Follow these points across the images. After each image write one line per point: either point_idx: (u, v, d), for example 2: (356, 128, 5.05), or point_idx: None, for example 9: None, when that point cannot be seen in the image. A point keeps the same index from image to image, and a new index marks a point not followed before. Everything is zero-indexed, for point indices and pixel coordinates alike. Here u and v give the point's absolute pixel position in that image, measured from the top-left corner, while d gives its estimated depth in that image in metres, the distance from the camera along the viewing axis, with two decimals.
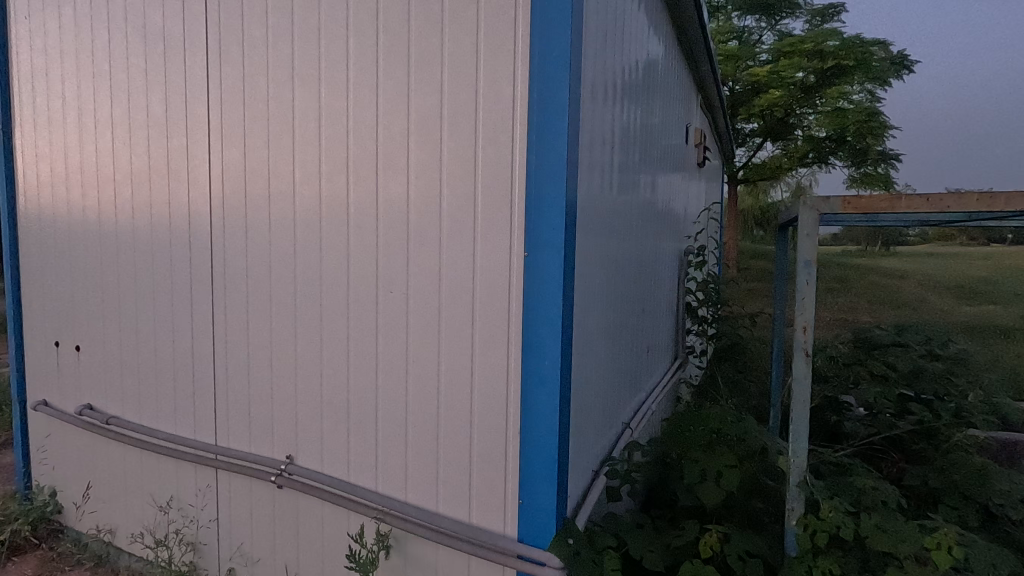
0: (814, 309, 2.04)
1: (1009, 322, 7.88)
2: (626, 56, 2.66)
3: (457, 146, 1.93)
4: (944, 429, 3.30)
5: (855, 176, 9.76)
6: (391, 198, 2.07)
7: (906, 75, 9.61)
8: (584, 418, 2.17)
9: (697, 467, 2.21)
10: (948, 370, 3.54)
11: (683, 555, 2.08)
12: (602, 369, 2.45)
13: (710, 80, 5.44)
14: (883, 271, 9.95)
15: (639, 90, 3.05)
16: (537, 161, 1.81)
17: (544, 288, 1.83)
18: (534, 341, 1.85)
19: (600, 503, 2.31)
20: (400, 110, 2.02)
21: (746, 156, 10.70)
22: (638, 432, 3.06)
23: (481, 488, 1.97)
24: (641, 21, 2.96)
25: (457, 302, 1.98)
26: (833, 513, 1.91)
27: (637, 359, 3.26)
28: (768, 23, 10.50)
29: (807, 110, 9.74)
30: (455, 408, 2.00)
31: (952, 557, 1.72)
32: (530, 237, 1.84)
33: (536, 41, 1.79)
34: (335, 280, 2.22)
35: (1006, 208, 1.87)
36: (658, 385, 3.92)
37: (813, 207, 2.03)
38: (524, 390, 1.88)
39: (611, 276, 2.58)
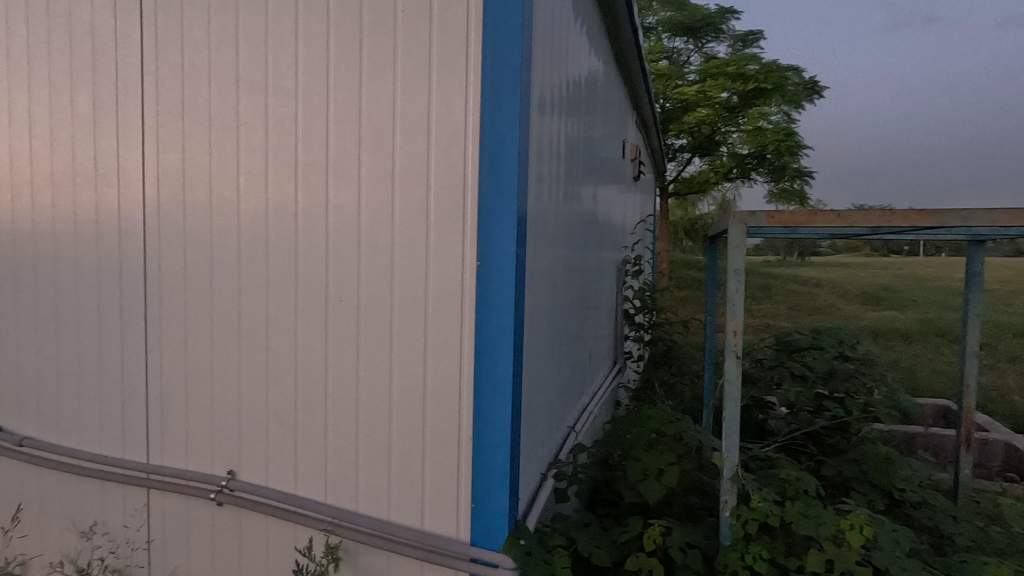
0: (743, 314, 2.20)
1: (908, 326, 8.68)
2: (568, 71, 2.80)
3: (410, 157, 1.96)
4: (856, 423, 3.62)
5: (774, 192, 10.43)
6: (342, 206, 2.07)
7: (817, 98, 10.45)
8: (533, 422, 2.24)
9: (640, 466, 2.32)
10: (857, 370, 3.91)
11: (629, 550, 2.17)
12: (549, 375, 2.54)
13: (644, 97, 5.74)
14: (800, 280, 10.78)
15: (581, 104, 3.20)
16: (489, 175, 1.88)
17: (495, 298, 1.89)
18: (487, 348, 1.90)
19: (548, 505, 2.38)
20: (352, 119, 2.03)
21: (677, 170, 11.29)
22: (582, 434, 3.18)
23: (435, 494, 1.99)
24: (582, 39, 3.11)
25: (410, 309, 2.00)
26: (762, 503, 2.07)
27: (581, 364, 3.39)
28: (695, 45, 11.11)
29: (731, 128, 10.39)
30: (408, 416, 2.02)
31: (863, 536, 1.90)
32: (482, 247, 1.90)
33: (489, 59, 1.86)
34: (282, 289, 2.18)
35: (904, 224, 2.10)
36: (600, 389, 4.07)
37: (741, 220, 2.21)
38: (478, 396, 1.92)
39: (556, 284, 2.68)
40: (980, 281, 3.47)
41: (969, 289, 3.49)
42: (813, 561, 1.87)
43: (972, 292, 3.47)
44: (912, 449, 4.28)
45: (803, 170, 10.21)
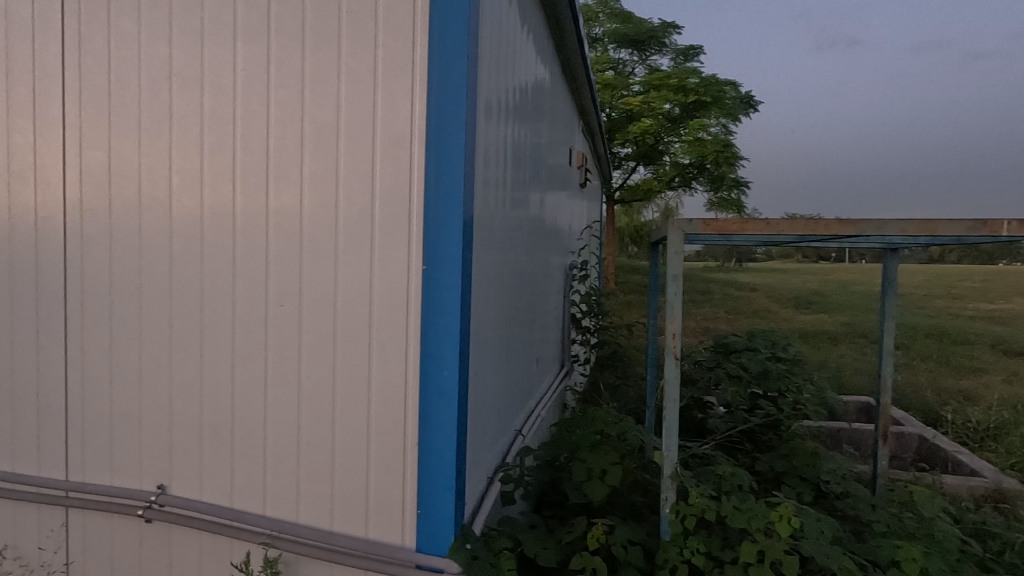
0: (682, 317, 2.30)
1: (835, 329, 9.25)
2: (515, 78, 2.83)
3: (355, 160, 1.94)
4: (787, 420, 3.82)
5: (713, 200, 10.88)
6: (283, 208, 2.01)
7: (752, 112, 11.00)
8: (479, 427, 2.24)
9: (585, 466, 2.36)
10: (789, 370, 4.15)
11: (573, 549, 2.21)
12: (496, 379, 2.55)
13: (590, 106, 5.87)
14: (737, 285, 11.31)
15: (528, 111, 3.24)
16: (435, 179, 1.87)
17: (440, 302, 1.88)
18: (433, 353, 1.89)
19: (495, 509, 2.39)
20: (293, 119, 1.98)
21: (622, 178, 11.62)
22: (529, 437, 3.21)
23: (379, 502, 1.96)
24: (529, 47, 3.16)
25: (354, 314, 1.97)
26: (700, 498, 2.15)
27: (528, 368, 3.41)
28: (640, 57, 11.47)
29: (673, 138, 10.78)
30: (352, 423, 1.98)
31: (791, 526, 2.00)
32: (428, 250, 1.89)
33: (435, 63, 1.85)
34: (218, 293, 2.10)
35: (826, 232, 2.25)
36: (547, 393, 4.12)
37: (679, 228, 2.30)
38: (423, 401, 1.90)
39: (503, 288, 2.70)
40: (894, 287, 3.75)
41: (885, 293, 3.77)
42: (745, 553, 1.96)
43: (887, 296, 3.74)
44: (838, 443, 4.57)
45: (739, 180, 10.71)
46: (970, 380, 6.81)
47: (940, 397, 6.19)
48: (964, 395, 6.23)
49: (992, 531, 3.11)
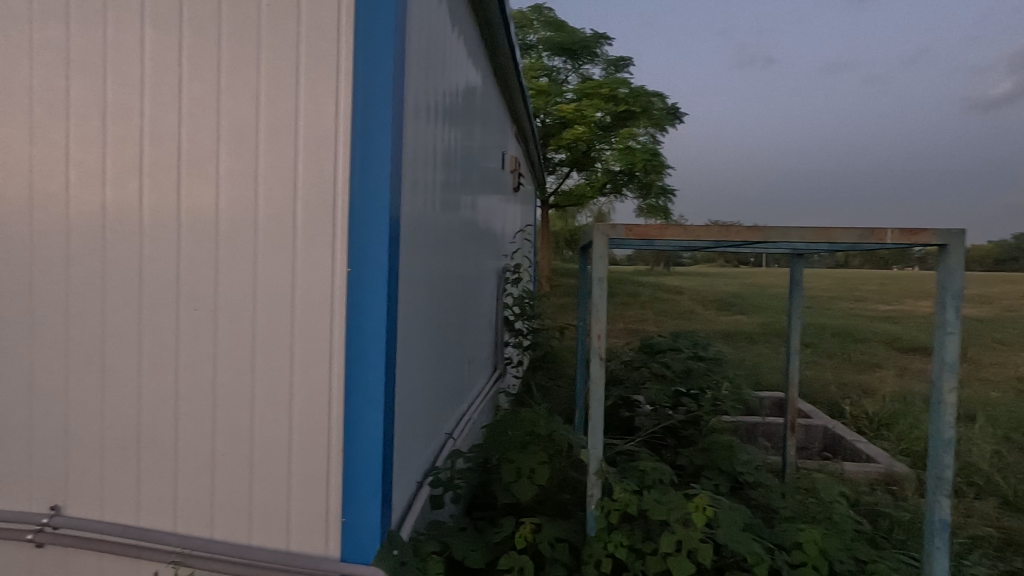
0: (606, 319, 2.38)
1: (753, 329, 9.86)
2: (445, 80, 2.82)
3: (276, 158, 1.87)
4: (706, 416, 4.03)
5: (642, 207, 11.29)
6: (197, 207, 1.91)
7: (678, 123, 11.54)
8: (408, 432, 2.22)
9: (514, 466, 2.39)
10: (708, 368, 4.37)
11: (502, 549, 2.22)
12: (425, 383, 2.53)
13: (523, 111, 5.95)
14: (664, 288, 11.82)
15: (459, 114, 3.24)
16: (361, 179, 1.83)
17: (366, 304, 1.84)
18: (360, 357, 1.84)
19: (424, 514, 2.37)
20: (208, 114, 1.89)
21: (556, 183, 11.87)
22: (460, 441, 3.20)
23: (301, 513, 1.89)
24: (459, 50, 3.15)
25: (275, 317, 1.90)
26: (623, 493, 2.24)
27: (459, 371, 3.41)
28: (573, 66, 11.75)
29: (604, 146, 11.12)
30: (272, 432, 1.90)
31: (706, 515, 2.11)
32: (353, 253, 1.84)
33: (360, 63, 1.82)
34: (123, 297, 1.96)
35: (738, 238, 2.40)
36: (479, 396, 4.13)
37: (604, 232, 2.38)
38: (348, 405, 1.86)
39: (433, 291, 2.68)
40: (800, 289, 4.04)
41: (793, 296, 4.06)
42: (665, 543, 2.05)
43: (794, 298, 4.03)
44: (753, 436, 4.87)
45: (666, 188, 11.20)
46: (869, 374, 7.46)
47: (843, 391, 6.72)
48: (863, 389, 6.80)
49: (883, 511, 3.43)
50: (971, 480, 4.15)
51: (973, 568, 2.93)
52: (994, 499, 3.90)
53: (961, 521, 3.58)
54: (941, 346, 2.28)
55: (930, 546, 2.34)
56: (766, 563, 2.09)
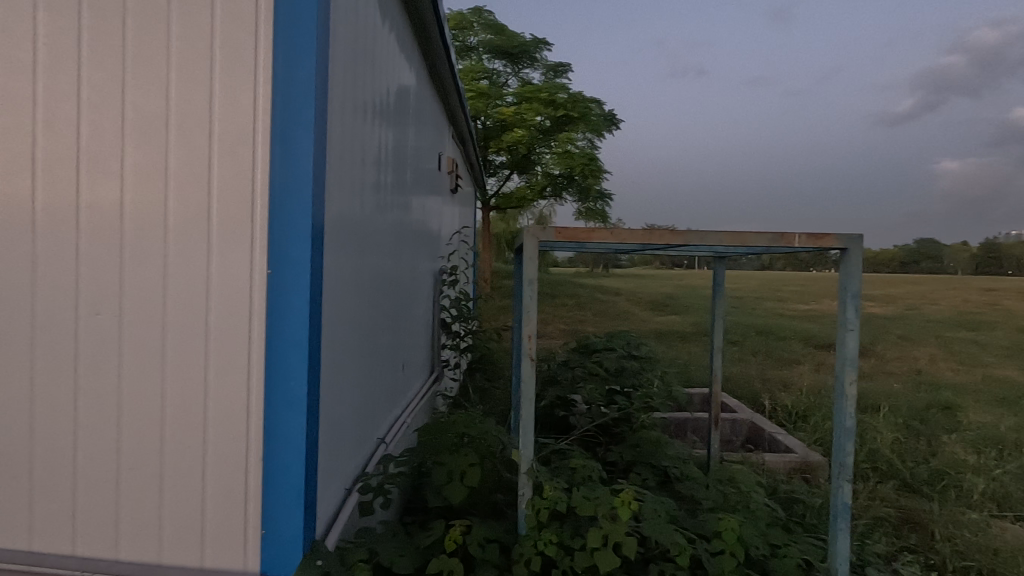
0: (537, 320, 2.40)
1: (685, 328, 10.30)
2: (376, 79, 2.76)
3: (187, 154, 1.78)
4: (637, 413, 4.16)
5: (581, 210, 11.60)
6: (99, 204, 1.80)
7: (614, 129, 11.87)
8: (335, 438, 2.15)
9: (445, 469, 2.37)
10: (640, 367, 4.52)
11: (432, 553, 2.20)
12: (355, 388, 2.47)
13: (460, 113, 5.93)
14: (602, 289, 12.13)
15: (391, 114, 3.19)
16: (281, 177, 1.76)
17: (286, 307, 1.77)
18: (280, 362, 1.77)
19: (352, 522, 2.31)
20: (111, 106, 1.78)
21: (497, 185, 12.01)
22: (394, 445, 3.15)
23: (216, 528, 1.81)
24: (391, 49, 3.10)
25: (187, 322, 1.80)
26: (553, 491, 2.28)
27: (393, 375, 3.35)
28: (513, 69, 11.85)
29: (543, 149, 11.28)
30: (184, 443, 1.81)
31: (630, 509, 2.18)
32: (272, 253, 1.77)
33: (279, 56, 1.75)
34: (15, 301, 1.83)
35: (661, 241, 2.50)
36: (415, 399, 4.08)
37: (533, 234, 2.41)
38: (267, 412, 1.78)
39: (364, 294, 2.62)
40: (723, 290, 4.26)
41: (716, 296, 4.28)
42: (592, 538, 2.09)
43: (717, 298, 4.24)
44: (683, 431, 5.08)
45: (604, 192, 11.52)
46: (788, 369, 7.97)
47: (766, 385, 7.15)
48: (783, 383, 7.25)
49: (798, 498, 3.66)
50: (875, 465, 4.50)
51: (873, 546, 3.18)
52: (894, 482, 4.26)
53: (865, 503, 3.88)
54: (843, 341, 2.46)
55: (833, 527, 2.52)
56: (687, 553, 2.17)
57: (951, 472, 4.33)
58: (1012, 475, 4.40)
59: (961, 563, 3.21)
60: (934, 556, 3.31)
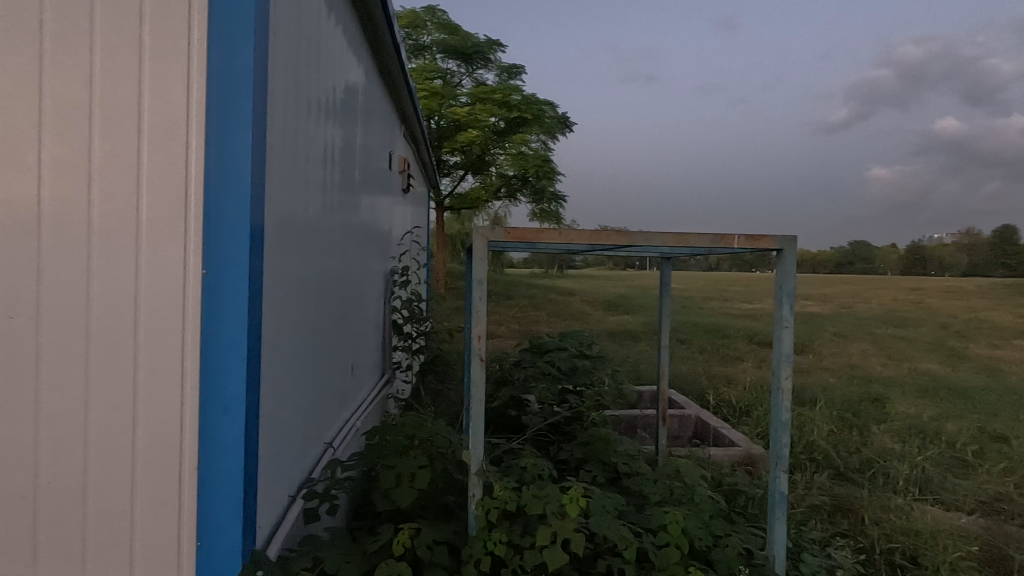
0: (486, 320, 2.40)
1: (637, 327, 10.53)
2: (322, 75, 2.69)
3: (113, 147, 1.69)
4: (588, 411, 4.17)
5: (535, 211, 11.69)
6: (13, 199, 1.68)
7: (567, 131, 12.02)
8: (278, 444, 2.08)
9: (393, 472, 2.34)
10: (593, 366, 4.58)
11: (379, 559, 2.16)
12: (300, 392, 2.39)
13: (411, 112, 5.87)
14: (557, 290, 12.27)
15: (339, 111, 3.12)
16: (218, 173, 1.69)
17: (223, 308, 1.69)
18: (218, 365, 1.70)
19: (297, 529, 2.25)
20: (26, 95, 1.67)
21: (451, 186, 12.02)
22: (342, 450, 3.08)
23: (147, 541, 1.72)
24: (338, 45, 3.03)
25: (114, 324, 1.70)
26: (503, 491, 2.28)
27: (341, 378, 3.28)
28: (467, 69, 11.82)
29: (498, 150, 11.32)
30: (111, 452, 1.71)
31: (579, 506, 2.20)
32: (208, 253, 1.69)
33: (215, 49, 1.68)
34: None
35: (608, 242, 2.55)
36: (365, 402, 4.00)
37: (482, 234, 2.41)
38: (203, 418, 1.70)
39: (309, 294, 2.55)
40: (670, 290, 4.38)
41: (663, 295, 4.40)
42: (541, 537, 2.10)
43: (664, 297, 4.36)
44: (633, 428, 5.20)
45: (557, 194, 11.64)
46: (733, 366, 8.29)
47: (712, 381, 7.41)
48: (728, 379, 7.54)
49: (741, 489, 3.80)
50: (812, 456, 4.73)
51: (809, 532, 3.34)
52: (829, 471, 4.50)
53: (802, 492, 4.07)
54: (779, 337, 2.58)
55: (771, 516, 2.64)
56: (634, 547, 2.21)
57: (879, 460, 4.60)
58: (934, 461, 4.71)
59: (887, 545, 3.41)
60: (864, 539, 3.51)
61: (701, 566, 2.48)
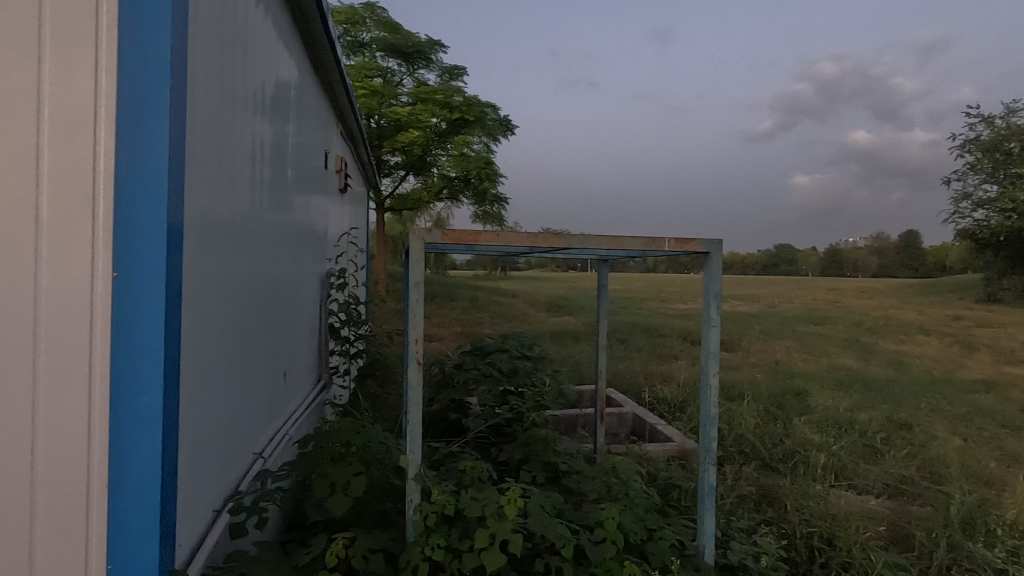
0: (423, 323, 2.37)
1: (578, 328, 10.72)
2: (249, 67, 2.57)
3: (10, 138, 1.57)
4: (528, 412, 4.21)
5: (477, 213, 11.70)
6: None
7: (509, 134, 12.08)
8: (201, 457, 1.97)
9: (327, 480, 2.27)
10: (533, 367, 4.61)
11: (311, 572, 2.10)
12: (226, 402, 2.27)
13: (349, 111, 5.73)
14: (500, 292, 12.32)
15: (269, 106, 2.99)
16: (131, 169, 1.58)
17: (138, 314, 1.59)
18: (132, 374, 1.59)
19: (222, 545, 2.14)
20: None
21: (392, 186, 11.86)
22: (273, 460, 2.95)
23: (49, 562, 1.60)
24: (267, 37, 2.91)
25: (11, 329, 1.58)
26: (441, 495, 2.26)
27: (272, 385, 3.14)
28: (407, 69, 11.67)
29: (439, 151, 11.24)
30: (8, 465, 1.59)
31: (517, 507, 2.20)
32: (118, 254, 1.58)
33: (127, 37, 1.57)
34: None
35: (545, 244, 2.58)
36: (299, 409, 3.86)
37: (419, 236, 2.38)
38: (115, 431, 1.59)
39: (236, 298, 2.43)
40: (608, 292, 4.49)
41: (601, 297, 4.50)
42: (479, 539, 2.09)
43: (602, 298, 4.46)
44: (573, 428, 5.29)
45: (499, 196, 11.70)
46: (669, 364, 8.60)
47: (648, 379, 7.66)
48: (664, 376, 7.82)
49: (674, 483, 3.94)
50: (740, 449, 4.97)
51: (737, 521, 3.51)
52: (756, 463, 4.75)
53: (731, 484, 4.27)
54: (707, 336, 2.70)
55: (701, 507, 2.75)
56: (571, 544, 2.24)
57: (800, 451, 4.89)
58: (847, 449, 5.06)
59: (806, 529, 3.63)
60: (786, 525, 3.72)
61: (636, 559, 2.55)
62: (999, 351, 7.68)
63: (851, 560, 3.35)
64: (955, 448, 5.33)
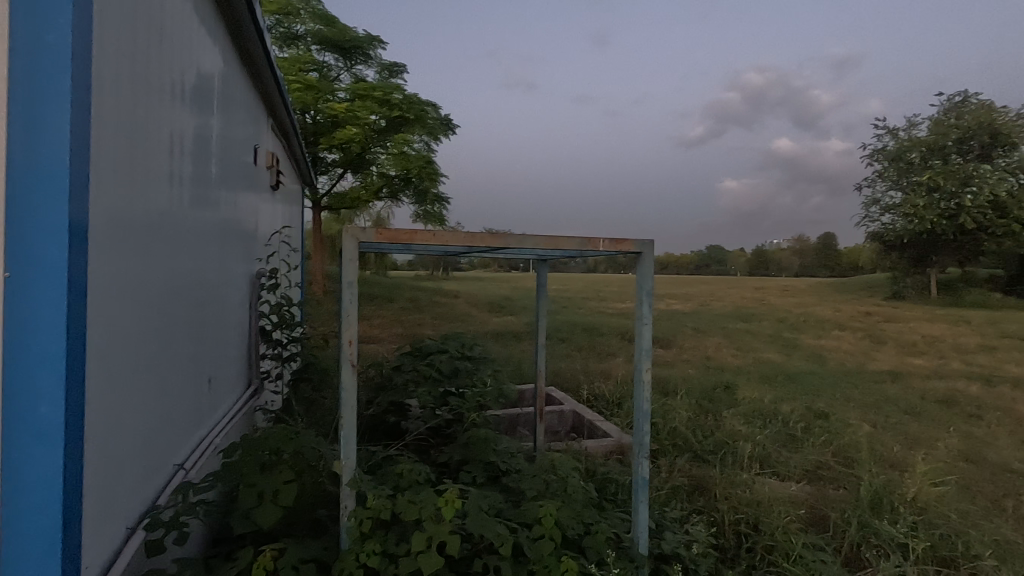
0: (357, 324, 2.30)
1: (520, 328, 10.80)
2: (166, 55, 2.41)
3: None
4: (468, 412, 4.20)
5: (418, 212, 11.57)
6: None
7: (450, 134, 12.02)
8: (112, 470, 1.83)
9: (254, 490, 2.18)
10: (475, 367, 4.59)
11: None
12: (141, 411, 2.12)
13: (281, 106, 5.50)
14: (441, 292, 12.22)
15: (190, 96, 2.82)
16: (27, 161, 1.45)
17: (36, 319, 1.45)
18: (29, 384, 1.45)
19: (137, 563, 2.00)
20: None
21: (329, 184, 11.54)
22: (196, 472, 2.78)
23: None
24: (186, 24, 2.74)
25: None
26: (376, 500, 2.21)
27: (195, 392, 2.96)
28: (345, 64, 11.40)
29: (379, 149, 11.01)
30: None
31: (454, 508, 2.17)
32: (13, 254, 1.45)
33: (21, 17, 1.44)
34: None
35: (482, 244, 2.58)
36: (226, 417, 3.66)
37: (353, 235, 2.31)
38: (11, 447, 1.46)
39: (153, 300, 2.27)
40: (547, 291, 4.55)
41: (541, 296, 4.56)
42: (415, 542, 2.05)
43: (541, 297, 4.51)
44: (514, 427, 5.33)
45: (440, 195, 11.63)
46: (608, 361, 8.83)
47: (588, 376, 7.84)
48: (603, 373, 8.02)
49: (611, 477, 4.05)
50: (674, 441, 5.18)
51: (670, 512, 3.64)
52: (689, 454, 4.95)
53: (665, 476, 4.43)
54: (640, 333, 2.78)
55: (636, 500, 2.83)
56: (509, 542, 2.25)
57: (729, 442, 5.15)
58: (771, 439, 5.38)
59: (734, 516, 3.81)
60: (716, 513, 3.91)
61: (573, 554, 2.59)
62: (903, 344, 8.35)
63: (774, 543, 3.55)
64: (865, 434, 5.76)
